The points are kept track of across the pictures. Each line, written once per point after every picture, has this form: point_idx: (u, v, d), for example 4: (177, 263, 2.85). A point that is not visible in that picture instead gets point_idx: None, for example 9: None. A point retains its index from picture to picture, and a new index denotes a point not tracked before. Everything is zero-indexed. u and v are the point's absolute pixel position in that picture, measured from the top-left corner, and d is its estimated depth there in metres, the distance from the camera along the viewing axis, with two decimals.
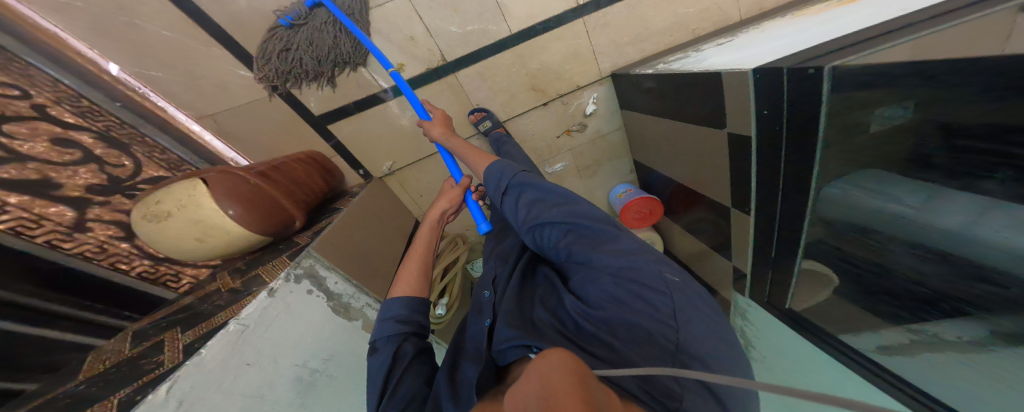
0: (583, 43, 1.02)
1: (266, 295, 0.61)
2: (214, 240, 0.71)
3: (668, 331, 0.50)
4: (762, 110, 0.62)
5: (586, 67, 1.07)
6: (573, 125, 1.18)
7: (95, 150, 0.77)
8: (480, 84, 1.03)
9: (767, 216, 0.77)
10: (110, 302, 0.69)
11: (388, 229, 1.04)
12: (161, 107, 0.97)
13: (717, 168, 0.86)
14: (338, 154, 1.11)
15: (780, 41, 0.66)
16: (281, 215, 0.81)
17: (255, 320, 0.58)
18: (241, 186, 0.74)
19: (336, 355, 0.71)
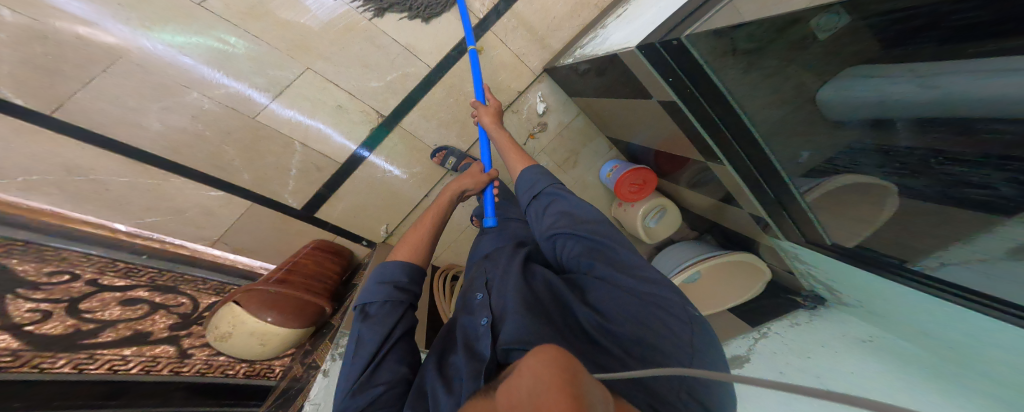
0: (503, 52, 1.07)
1: (321, 377, 0.79)
2: (273, 342, 0.85)
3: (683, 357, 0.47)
4: (667, 77, 0.71)
5: (518, 74, 1.12)
6: (533, 128, 1.20)
7: (156, 298, 0.89)
8: (430, 125, 1.09)
9: (745, 170, 0.75)
10: (240, 398, 0.90)
11: None
12: (179, 244, 1.06)
13: (677, 137, 0.85)
14: (339, 233, 1.18)
15: (652, 13, 0.79)
16: (313, 304, 0.93)
17: (322, 398, 0.74)
18: (267, 294, 0.85)
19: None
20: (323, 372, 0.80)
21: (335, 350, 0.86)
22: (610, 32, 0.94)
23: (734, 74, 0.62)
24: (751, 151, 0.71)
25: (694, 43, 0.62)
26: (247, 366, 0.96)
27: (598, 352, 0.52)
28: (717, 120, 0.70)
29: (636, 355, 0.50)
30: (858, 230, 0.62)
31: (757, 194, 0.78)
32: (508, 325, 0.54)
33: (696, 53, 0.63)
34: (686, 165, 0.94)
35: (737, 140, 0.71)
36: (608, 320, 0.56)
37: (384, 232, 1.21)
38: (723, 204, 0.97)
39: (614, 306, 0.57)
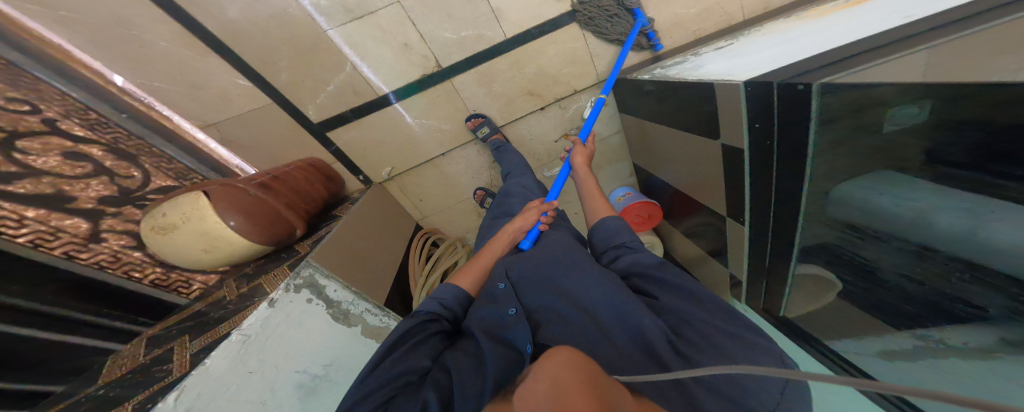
0: (579, 46, 0.94)
1: (267, 308, 0.63)
2: (218, 250, 0.72)
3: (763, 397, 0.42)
4: (753, 123, 0.57)
5: (583, 72, 0.97)
6: (573, 128, 1.06)
7: (106, 162, 0.77)
8: (473, 85, 0.92)
9: (760, 239, 0.72)
10: (125, 308, 0.71)
11: (395, 235, 1.05)
12: (167, 116, 0.96)
13: (713, 186, 0.81)
14: (338, 160, 1.06)
15: (778, 48, 0.62)
16: (281, 226, 0.79)
17: (256, 330, 0.61)
18: (241, 197, 0.74)
19: (335, 361, 0.71)
20: (271, 302, 0.64)
21: (297, 281, 0.69)
22: (707, 64, 0.76)
23: (827, 157, 0.50)
24: (779, 233, 0.66)
25: (824, 102, 0.44)
26: (162, 271, 0.78)
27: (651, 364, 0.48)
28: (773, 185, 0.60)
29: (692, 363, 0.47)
30: (836, 315, 0.64)
31: (754, 261, 0.78)
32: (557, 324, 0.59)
33: (814, 112, 0.46)
34: (697, 212, 0.97)
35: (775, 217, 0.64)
36: (677, 338, 0.52)
37: (385, 175, 1.08)
38: (710, 258, 1.00)
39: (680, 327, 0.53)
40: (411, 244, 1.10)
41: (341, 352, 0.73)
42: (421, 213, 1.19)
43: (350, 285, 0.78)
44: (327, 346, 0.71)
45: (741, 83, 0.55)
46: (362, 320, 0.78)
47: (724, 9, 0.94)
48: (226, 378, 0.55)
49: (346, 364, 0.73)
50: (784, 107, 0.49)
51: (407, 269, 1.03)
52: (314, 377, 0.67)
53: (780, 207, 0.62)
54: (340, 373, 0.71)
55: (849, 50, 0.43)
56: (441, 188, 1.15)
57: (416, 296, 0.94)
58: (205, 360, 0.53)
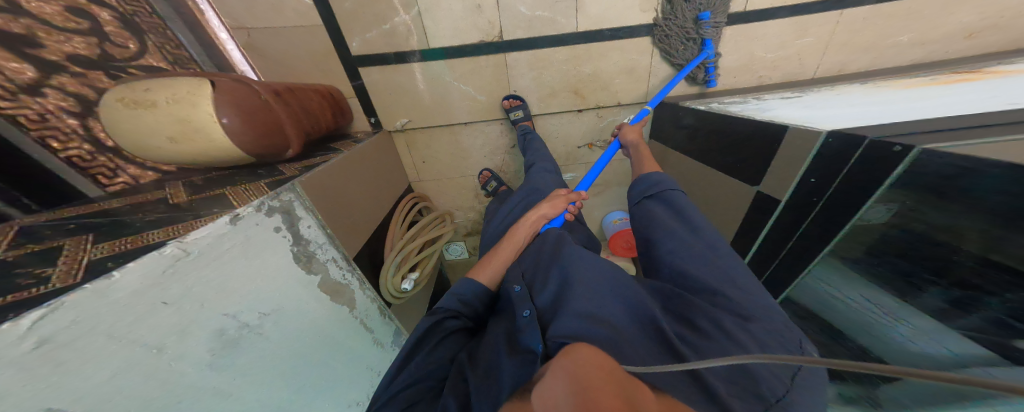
0: (642, 60, 0.86)
1: (227, 225, 0.43)
2: (193, 147, 0.54)
3: (777, 386, 0.42)
4: (807, 178, 0.54)
5: (635, 87, 0.90)
6: (598, 139, 1.00)
7: (105, 26, 0.61)
8: (526, 72, 0.86)
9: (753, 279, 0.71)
10: (11, 181, 0.48)
11: (384, 192, 0.88)
12: (201, 10, 0.84)
13: (725, 230, 0.77)
14: (357, 96, 0.87)
15: (865, 108, 0.57)
16: (280, 142, 0.63)
17: (203, 249, 0.40)
18: (246, 94, 0.57)
19: (281, 313, 0.51)
20: (235, 219, 0.44)
21: (273, 200, 0.50)
22: (774, 108, 0.72)
23: (874, 237, 0.45)
24: (774, 280, 0.65)
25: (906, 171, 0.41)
26: (90, 151, 0.56)
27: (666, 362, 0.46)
28: (799, 232, 0.57)
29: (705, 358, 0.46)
30: None
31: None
32: (564, 315, 0.52)
33: (892, 178, 0.42)
34: None
35: (778, 261, 0.63)
36: (697, 333, 0.50)
37: (398, 125, 0.92)
38: None
39: (696, 316, 0.51)
40: (396, 206, 0.93)
41: (293, 304, 0.53)
42: (417, 173, 1.05)
43: (324, 224, 0.60)
44: (280, 291, 0.50)
45: (821, 133, 0.49)
46: (326, 270, 0.60)
47: (800, 63, 0.88)
48: (126, 306, 0.33)
49: (291, 321, 0.52)
50: (851, 174, 0.47)
51: (387, 224, 0.88)
52: (250, 331, 0.46)
53: (794, 256, 0.59)
54: (279, 329, 0.50)
55: (960, 123, 0.39)
56: (454, 158, 1.02)
57: (389, 260, 0.78)
58: (114, 271, 0.32)
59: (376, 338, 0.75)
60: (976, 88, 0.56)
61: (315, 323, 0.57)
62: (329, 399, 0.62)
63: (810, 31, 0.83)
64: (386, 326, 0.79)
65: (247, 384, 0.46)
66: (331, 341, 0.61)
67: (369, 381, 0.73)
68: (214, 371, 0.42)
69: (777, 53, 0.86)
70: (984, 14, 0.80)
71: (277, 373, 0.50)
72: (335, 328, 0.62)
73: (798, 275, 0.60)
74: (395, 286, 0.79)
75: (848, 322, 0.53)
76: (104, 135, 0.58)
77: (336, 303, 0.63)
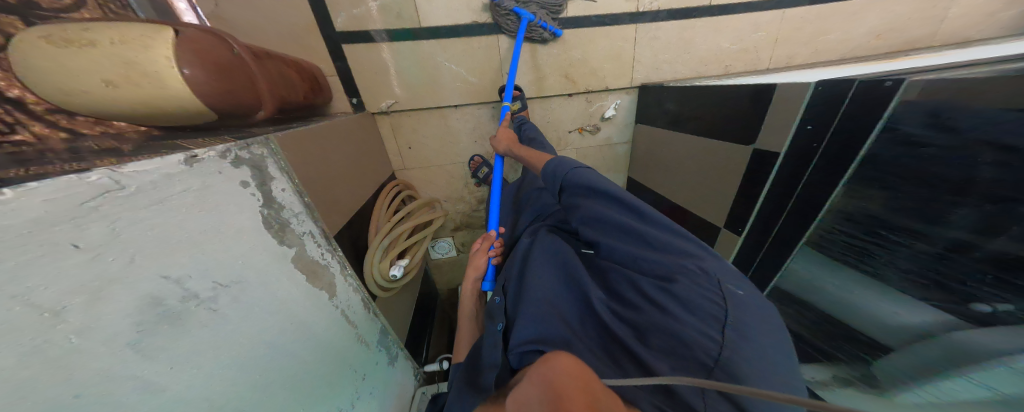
0: (627, 47, 0.90)
1: (182, 164, 0.33)
2: (146, 95, 0.43)
3: (710, 348, 0.42)
4: (805, 125, 0.55)
5: (620, 72, 0.94)
6: (587, 124, 1.02)
7: None
8: (517, 55, 0.87)
9: (754, 242, 0.69)
10: None
11: (367, 174, 0.80)
12: None
13: (721, 197, 0.75)
14: (338, 74, 0.81)
15: (836, 72, 0.62)
16: (247, 100, 0.54)
17: (142, 186, 0.29)
18: (204, 38, 0.47)
19: (243, 287, 0.39)
20: (192, 161, 0.34)
21: (242, 153, 0.40)
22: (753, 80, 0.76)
23: (882, 165, 0.46)
24: (781, 237, 0.64)
25: (900, 105, 0.43)
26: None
27: (609, 361, 0.49)
28: (799, 185, 0.58)
29: (648, 343, 0.49)
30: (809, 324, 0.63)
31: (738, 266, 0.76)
32: (522, 321, 0.53)
33: (886, 115, 0.45)
34: None
35: (787, 215, 0.61)
36: (638, 310, 0.52)
37: (385, 107, 0.87)
38: None
39: (634, 295, 0.53)
40: (381, 192, 0.85)
41: (260, 277, 0.41)
42: (401, 159, 0.99)
43: (303, 192, 0.49)
44: (244, 258, 0.39)
45: (810, 84, 0.53)
46: (302, 244, 0.49)
47: (757, 54, 0.98)
48: (17, 242, 0.22)
49: (254, 299, 0.40)
50: (851, 109, 0.48)
51: (371, 206, 0.79)
52: (200, 307, 0.34)
53: (801, 206, 0.59)
54: (239, 307, 0.38)
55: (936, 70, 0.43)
56: (443, 142, 0.97)
57: (375, 244, 0.69)
58: (7, 189, 0.22)
59: (361, 334, 0.63)
60: (913, 60, 0.65)
61: (285, 305, 0.45)
62: (308, 406, 0.48)
63: (762, 26, 0.93)
64: (371, 322, 0.67)
65: (189, 377, 0.33)
66: (305, 329, 0.49)
67: (353, 386, 0.59)
68: (142, 356, 0.29)
69: (739, 45, 0.95)
70: (886, 19, 0.97)
71: (234, 366, 0.37)
72: (310, 315, 0.50)
73: (807, 229, 0.59)
74: (382, 272, 0.70)
75: (835, 300, 0.58)
76: (4, 83, 0.44)
77: (313, 286, 0.51)
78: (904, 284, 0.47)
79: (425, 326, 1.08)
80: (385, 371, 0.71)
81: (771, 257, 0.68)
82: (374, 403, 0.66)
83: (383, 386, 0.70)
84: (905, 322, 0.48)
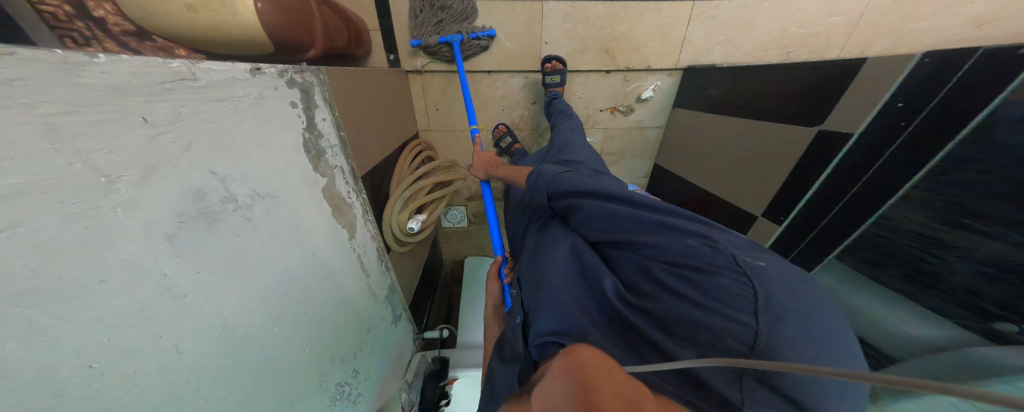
0: (676, 25, 0.87)
1: (247, 72, 0.31)
2: (218, 25, 0.38)
3: (742, 333, 0.34)
4: (894, 101, 0.50)
5: (666, 52, 0.91)
6: (621, 104, 1.00)
7: None
8: (560, 24, 0.85)
9: (799, 232, 0.67)
10: None
11: (394, 128, 0.81)
12: None
13: (765, 185, 0.72)
14: (381, 29, 0.82)
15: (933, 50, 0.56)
16: (307, 42, 0.49)
17: (215, 84, 0.28)
18: None
19: (274, 204, 0.36)
20: (253, 72, 0.32)
21: (296, 76, 0.38)
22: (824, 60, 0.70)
23: (978, 146, 0.42)
24: (831, 226, 0.61)
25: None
26: (66, 12, 0.40)
27: (619, 347, 0.44)
28: (869, 172, 0.54)
29: (671, 331, 0.41)
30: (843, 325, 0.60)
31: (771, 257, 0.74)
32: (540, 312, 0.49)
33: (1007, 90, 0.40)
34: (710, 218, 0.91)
35: (845, 203, 0.58)
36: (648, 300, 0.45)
37: (416, 65, 0.89)
38: None
39: (646, 284, 0.46)
40: (405, 148, 0.86)
41: (290, 199, 0.39)
42: (428, 120, 1.01)
43: (340, 126, 0.49)
44: (281, 175, 0.37)
45: (915, 55, 0.47)
46: (332, 176, 0.48)
47: (827, 42, 0.84)
48: (94, 99, 0.20)
49: (282, 219, 0.37)
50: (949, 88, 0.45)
51: (396, 160, 0.81)
52: (236, 212, 0.31)
53: (866, 193, 0.55)
54: (268, 228, 0.35)
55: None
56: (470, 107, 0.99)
57: (396, 195, 0.71)
58: (101, 53, 0.20)
59: (371, 284, 0.65)
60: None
61: (308, 235, 0.43)
62: (315, 354, 0.46)
63: (841, 8, 0.80)
64: (383, 275, 0.70)
65: (217, 291, 0.30)
66: (323, 267, 0.48)
67: (357, 335, 0.59)
68: (174, 252, 0.26)
69: (811, 29, 0.84)
70: None
71: (256, 291, 0.35)
72: (330, 253, 0.50)
73: (868, 220, 0.55)
74: (400, 224, 0.72)
75: (861, 307, 0.56)
76: (93, 3, 0.42)
77: (337, 221, 0.52)
78: (945, 291, 0.45)
79: (428, 293, 1.11)
80: (388, 329, 0.74)
81: (814, 249, 0.64)
82: (373, 360, 0.66)
83: (385, 336, 0.71)
84: (913, 335, 0.48)
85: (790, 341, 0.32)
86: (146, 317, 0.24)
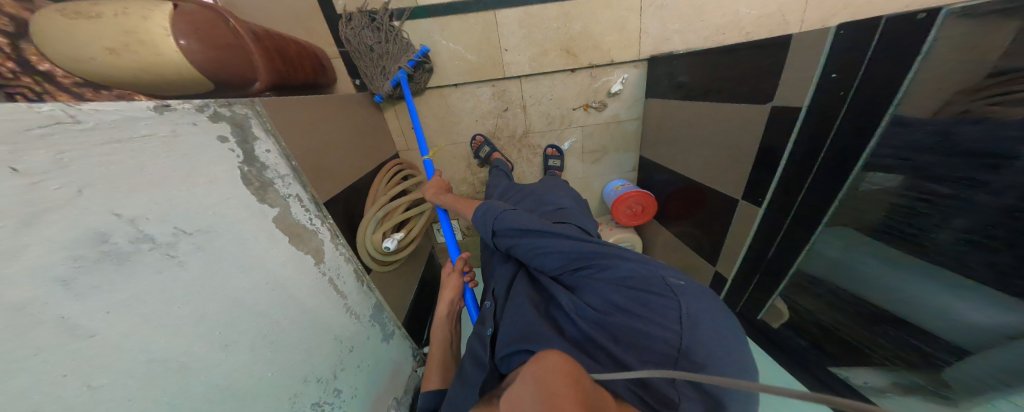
0: (630, 17, 0.86)
1: (151, 109, 0.29)
2: (142, 66, 0.38)
3: (670, 338, 0.40)
4: (839, 71, 0.47)
5: (626, 45, 0.89)
6: (593, 101, 0.98)
7: None
8: (516, 30, 0.85)
9: (779, 213, 0.61)
10: None
11: (366, 149, 0.80)
12: None
13: (738, 166, 0.67)
14: (342, 56, 0.84)
15: None
16: (247, 75, 0.49)
17: (105, 124, 0.26)
18: (206, 13, 0.44)
19: (211, 239, 0.34)
20: (162, 109, 0.30)
21: (222, 109, 0.37)
22: None
23: (931, 99, 0.39)
24: (809, 202, 0.55)
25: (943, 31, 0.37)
26: (11, 69, 0.37)
27: (578, 351, 0.42)
28: (829, 143, 0.50)
29: (619, 340, 0.42)
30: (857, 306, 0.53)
31: (758, 245, 0.67)
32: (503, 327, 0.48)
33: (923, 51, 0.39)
34: (695, 211, 0.86)
35: (818, 178, 0.53)
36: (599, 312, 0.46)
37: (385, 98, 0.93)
38: (696, 257, 0.90)
39: (598, 301, 0.47)
40: (382, 168, 0.86)
41: (231, 228, 0.36)
42: (406, 140, 1.02)
43: (289, 154, 0.47)
44: (215, 209, 0.34)
45: (829, 29, 0.48)
46: (286, 206, 0.46)
47: (783, 18, 0.83)
48: None
49: (224, 253, 0.35)
50: (877, 48, 0.43)
51: (370, 180, 0.80)
52: (155, 252, 0.28)
53: (830, 170, 0.51)
54: (206, 262, 0.33)
55: None
56: (440, 122, 0.98)
57: (369, 215, 0.70)
58: None
59: (349, 305, 0.59)
60: None
61: (263, 264, 0.40)
62: (285, 380, 0.41)
63: None
64: (366, 296, 0.64)
65: (138, 332, 0.27)
66: (282, 291, 0.43)
67: (336, 353, 0.52)
68: (76, 298, 0.23)
69: (762, 8, 0.83)
70: None
71: (200, 324, 0.31)
72: (294, 279, 0.46)
73: (840, 190, 0.51)
74: (376, 245, 0.70)
75: (877, 285, 0.50)
76: (36, 58, 0.40)
77: (299, 249, 0.48)
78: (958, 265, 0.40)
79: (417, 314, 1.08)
80: (377, 348, 0.66)
81: (795, 231, 0.59)
82: (362, 377, 0.59)
83: (377, 357, 0.65)
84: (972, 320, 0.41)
85: (707, 347, 0.38)
86: (39, 379, 0.21)
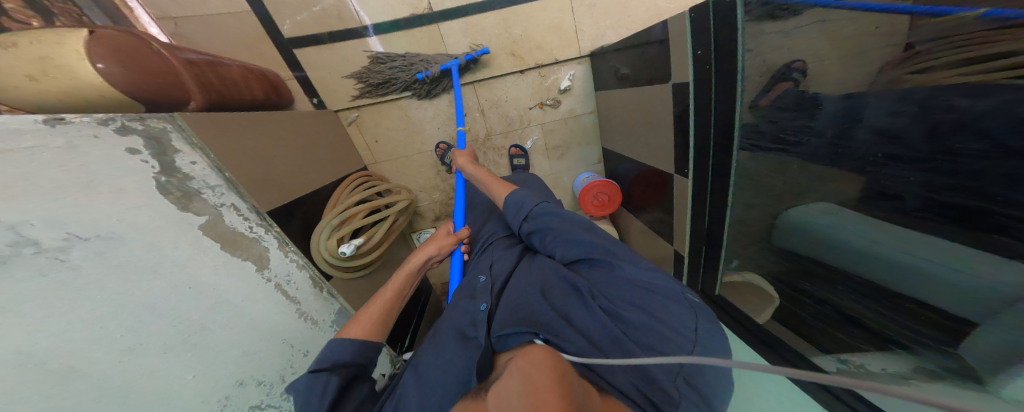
0: (565, 18, 0.90)
1: (40, 123, 0.31)
2: (62, 89, 0.40)
3: (684, 344, 0.39)
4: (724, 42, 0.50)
5: (566, 43, 0.93)
6: (547, 99, 1.01)
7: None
8: (461, 39, 0.89)
9: (702, 182, 0.61)
10: None
11: (325, 161, 0.81)
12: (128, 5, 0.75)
13: (666, 143, 0.68)
14: (296, 76, 0.88)
15: None
16: (179, 94, 0.51)
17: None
18: (125, 39, 0.46)
19: (115, 244, 0.35)
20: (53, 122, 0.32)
21: (132, 123, 0.38)
22: None
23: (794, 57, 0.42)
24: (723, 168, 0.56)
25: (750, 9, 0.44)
26: None
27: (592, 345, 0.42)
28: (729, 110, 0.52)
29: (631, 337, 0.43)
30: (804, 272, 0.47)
31: (697, 219, 0.67)
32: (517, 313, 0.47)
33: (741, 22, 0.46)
34: (651, 197, 0.86)
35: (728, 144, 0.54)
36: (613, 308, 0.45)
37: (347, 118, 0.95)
38: (657, 240, 0.89)
39: (615, 300, 0.47)
40: (343, 179, 0.86)
41: (144, 235, 0.38)
42: (372, 154, 1.02)
43: (223, 167, 0.47)
44: (122, 216, 0.36)
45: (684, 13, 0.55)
46: (218, 214, 0.46)
47: None
48: None
49: (133, 258, 0.36)
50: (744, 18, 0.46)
51: (332, 191, 0.80)
52: (40, 256, 0.30)
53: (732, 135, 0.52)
54: (104, 267, 0.34)
55: None
56: (401, 130, 1.00)
57: (324, 221, 0.66)
58: None
59: (304, 311, 0.58)
60: None
61: (184, 271, 0.41)
62: (215, 384, 0.43)
63: None
64: (327, 303, 0.63)
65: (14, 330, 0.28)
66: (208, 293, 0.43)
67: (285, 356, 0.53)
68: None
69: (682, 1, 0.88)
70: None
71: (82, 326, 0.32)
72: (226, 288, 0.46)
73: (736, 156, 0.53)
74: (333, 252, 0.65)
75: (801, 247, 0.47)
76: None
77: (233, 255, 0.47)
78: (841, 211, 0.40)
79: None
80: None
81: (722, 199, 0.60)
82: None
83: None
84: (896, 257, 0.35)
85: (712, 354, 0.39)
86: None
